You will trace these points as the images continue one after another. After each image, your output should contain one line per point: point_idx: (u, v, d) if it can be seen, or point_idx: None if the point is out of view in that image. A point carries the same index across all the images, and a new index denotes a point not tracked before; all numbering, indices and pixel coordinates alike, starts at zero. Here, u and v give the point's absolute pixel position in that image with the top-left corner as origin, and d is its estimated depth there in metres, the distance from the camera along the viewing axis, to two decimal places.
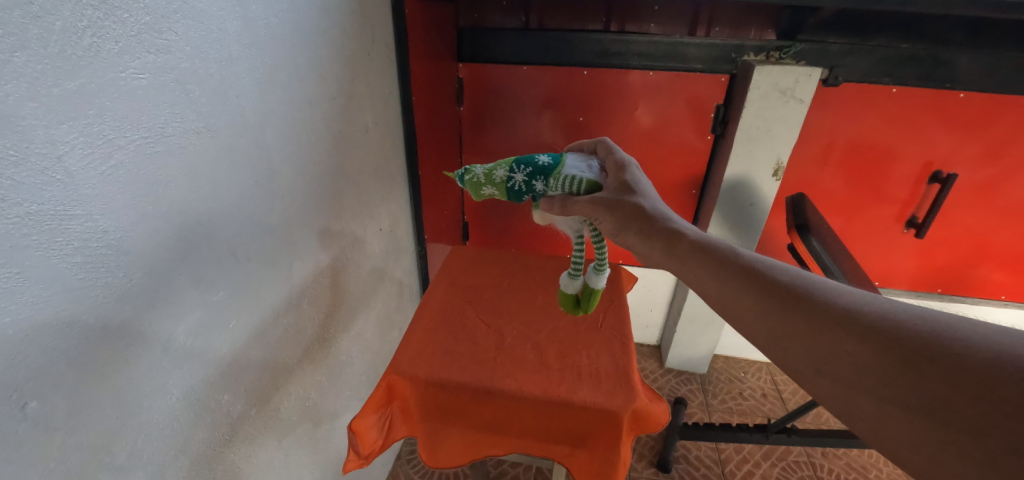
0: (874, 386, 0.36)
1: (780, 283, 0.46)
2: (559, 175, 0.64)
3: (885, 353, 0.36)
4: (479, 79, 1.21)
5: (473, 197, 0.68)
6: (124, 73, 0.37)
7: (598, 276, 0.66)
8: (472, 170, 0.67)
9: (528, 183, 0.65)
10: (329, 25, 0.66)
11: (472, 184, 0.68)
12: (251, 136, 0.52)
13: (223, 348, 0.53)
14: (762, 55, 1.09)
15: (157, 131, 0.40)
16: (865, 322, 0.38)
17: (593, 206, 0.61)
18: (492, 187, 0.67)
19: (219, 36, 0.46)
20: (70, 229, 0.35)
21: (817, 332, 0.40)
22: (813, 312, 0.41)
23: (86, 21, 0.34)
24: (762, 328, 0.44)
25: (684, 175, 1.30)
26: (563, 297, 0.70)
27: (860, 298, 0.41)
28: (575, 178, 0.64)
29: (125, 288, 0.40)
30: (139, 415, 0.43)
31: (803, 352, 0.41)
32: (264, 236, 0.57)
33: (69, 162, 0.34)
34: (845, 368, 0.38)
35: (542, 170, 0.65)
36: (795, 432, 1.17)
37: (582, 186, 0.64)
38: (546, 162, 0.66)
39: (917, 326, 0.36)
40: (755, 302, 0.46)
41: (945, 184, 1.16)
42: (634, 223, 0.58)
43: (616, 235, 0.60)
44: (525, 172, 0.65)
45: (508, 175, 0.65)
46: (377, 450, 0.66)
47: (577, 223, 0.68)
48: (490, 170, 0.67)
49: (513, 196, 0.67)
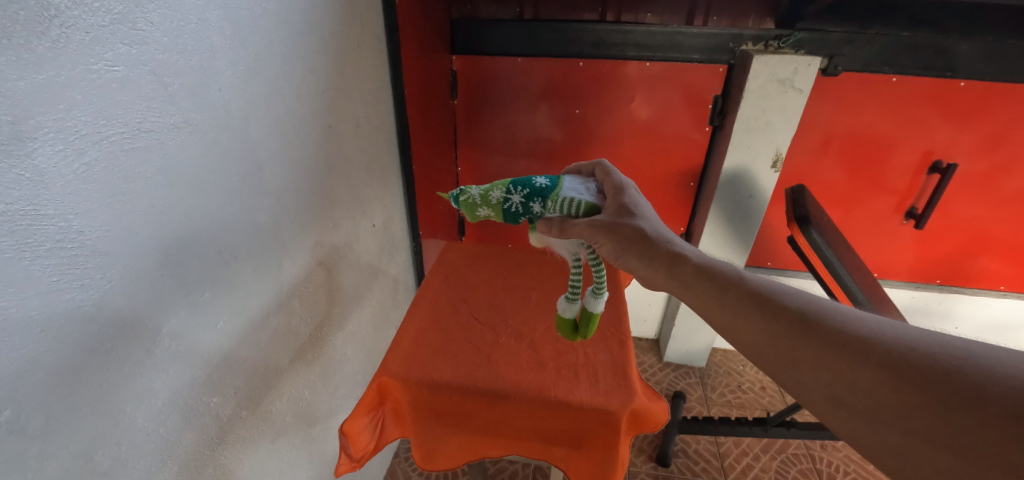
0: (893, 419, 0.35)
1: (789, 308, 0.45)
2: (557, 197, 0.63)
3: (903, 382, 0.35)
4: (474, 72, 1.19)
5: (468, 219, 0.66)
6: (97, 66, 0.35)
7: (595, 300, 0.65)
8: (468, 191, 0.66)
9: (525, 204, 0.64)
10: (316, 14, 0.63)
11: (467, 205, 0.66)
12: (234, 131, 0.50)
13: (211, 348, 0.51)
14: (761, 44, 1.07)
15: (134, 126, 0.39)
16: (879, 351, 0.37)
17: (593, 229, 0.59)
18: (488, 208, 0.65)
19: (199, 26, 0.44)
20: (40, 229, 0.33)
21: (831, 361, 0.39)
22: (823, 341, 0.40)
23: (53, 10, 0.32)
24: (772, 356, 0.44)
25: (682, 167, 1.28)
26: (562, 322, 0.69)
27: (872, 325, 0.40)
28: (573, 201, 0.63)
29: (102, 291, 0.38)
30: (123, 421, 0.42)
31: (816, 381, 0.40)
32: (251, 236, 0.56)
33: (38, 159, 0.32)
34: (862, 399, 0.37)
35: (540, 192, 0.64)
36: (794, 425, 1.16)
37: (580, 208, 0.63)
38: (544, 184, 0.65)
39: (934, 355, 0.35)
40: (764, 327, 0.45)
41: (945, 174, 1.14)
42: (635, 246, 0.58)
43: (616, 258, 0.60)
44: (522, 193, 0.64)
45: (504, 196, 0.63)
46: (369, 453, 0.65)
47: (574, 246, 0.66)
48: (486, 191, 0.65)
49: (509, 218, 0.65)
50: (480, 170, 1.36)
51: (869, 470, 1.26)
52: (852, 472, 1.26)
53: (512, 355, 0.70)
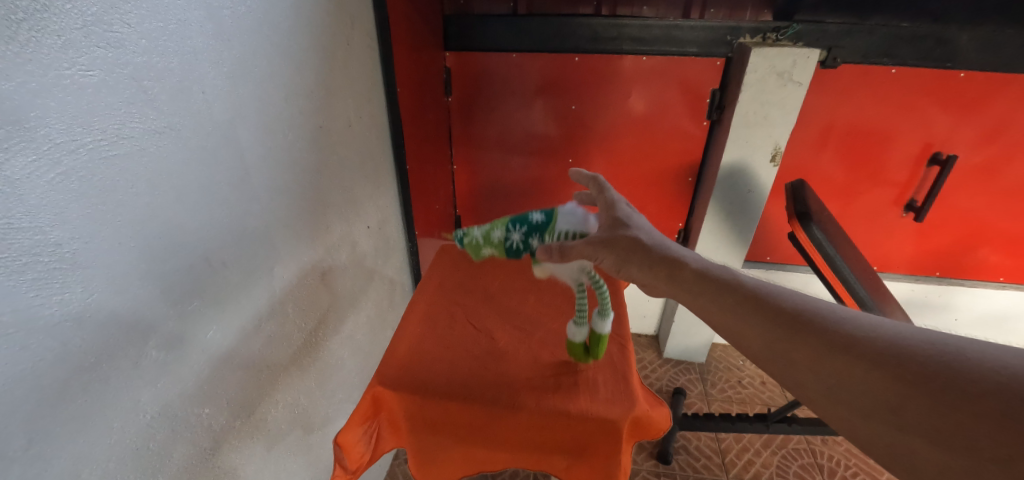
0: (891, 417, 0.34)
1: (787, 309, 0.44)
2: (553, 232, 0.64)
3: (897, 381, 0.34)
4: (469, 68, 1.17)
5: (475, 258, 0.70)
6: (70, 70, 0.33)
7: (603, 320, 0.66)
8: (471, 233, 0.69)
9: (524, 242, 0.66)
10: (302, 12, 0.61)
11: (472, 245, 0.70)
12: (220, 135, 0.49)
13: (200, 357, 0.50)
14: (758, 37, 1.05)
15: (112, 133, 0.37)
16: (875, 349, 0.36)
17: (590, 246, 0.58)
18: (491, 247, 0.68)
19: (180, 27, 0.42)
20: (16, 243, 0.31)
21: (828, 359, 0.38)
22: (819, 340, 0.40)
23: (22, 13, 0.30)
24: (772, 360, 0.43)
25: (680, 162, 1.27)
26: (572, 347, 0.69)
27: (868, 324, 0.39)
28: (569, 233, 0.63)
29: (83, 305, 0.37)
30: (110, 436, 0.41)
31: (815, 381, 0.39)
32: (240, 241, 0.54)
33: (11, 170, 0.31)
34: (858, 399, 0.36)
35: (536, 228, 0.65)
36: (795, 421, 1.15)
37: (576, 240, 0.63)
38: (539, 219, 0.66)
39: (928, 353, 0.34)
40: (763, 330, 0.44)
41: (945, 166, 1.13)
42: (635, 256, 0.56)
43: (618, 270, 0.58)
44: (520, 232, 0.66)
45: (503, 237, 0.66)
46: (366, 464, 0.64)
47: (577, 273, 0.68)
48: (488, 231, 0.68)
49: (511, 254, 0.68)
50: (476, 168, 1.34)
51: (870, 464, 1.26)
52: (853, 466, 1.26)
53: (509, 363, 0.69)
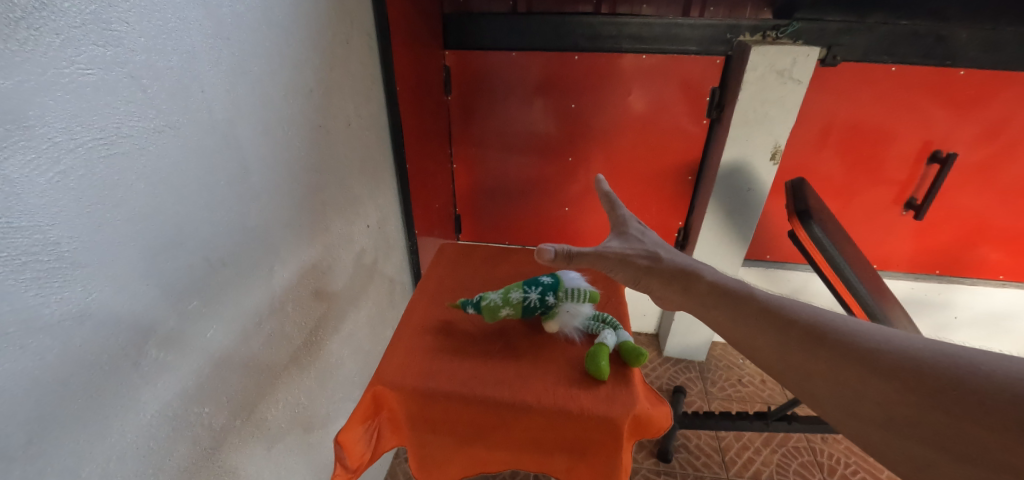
0: (906, 428, 0.33)
1: (802, 321, 0.44)
2: (565, 288, 0.72)
3: (910, 391, 0.34)
4: (468, 67, 1.17)
5: (491, 321, 0.72)
6: (69, 69, 0.33)
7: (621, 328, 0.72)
8: (487, 297, 0.73)
9: (542, 299, 0.71)
10: (301, 11, 0.61)
11: (487, 309, 0.73)
12: (220, 133, 0.49)
13: (200, 356, 0.50)
14: (758, 35, 1.05)
15: (112, 132, 0.37)
16: (887, 361, 0.36)
17: (609, 261, 0.60)
18: (509, 308, 0.72)
19: (179, 26, 0.42)
20: (15, 242, 0.31)
21: (842, 371, 0.38)
22: (832, 352, 0.40)
23: (19, 12, 0.30)
24: (785, 371, 0.43)
25: (680, 160, 1.27)
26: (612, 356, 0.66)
27: (883, 335, 0.39)
28: (580, 290, 0.73)
29: (83, 304, 0.36)
30: (110, 435, 0.41)
31: (827, 392, 0.39)
32: (239, 240, 0.54)
33: (9, 169, 0.31)
34: (872, 410, 0.36)
35: (551, 286, 0.72)
36: (796, 419, 1.14)
37: (586, 297, 0.73)
38: (550, 279, 0.73)
39: (940, 363, 0.34)
40: (778, 342, 0.44)
41: (945, 163, 1.14)
42: (653, 272, 0.59)
43: (635, 282, 0.61)
44: (537, 290, 0.72)
45: (523, 295, 0.71)
46: (366, 464, 0.65)
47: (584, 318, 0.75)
48: (504, 294, 0.73)
49: (527, 314, 0.72)
50: (476, 167, 1.34)
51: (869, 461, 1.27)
52: (853, 464, 1.27)
53: (510, 361, 0.69)
